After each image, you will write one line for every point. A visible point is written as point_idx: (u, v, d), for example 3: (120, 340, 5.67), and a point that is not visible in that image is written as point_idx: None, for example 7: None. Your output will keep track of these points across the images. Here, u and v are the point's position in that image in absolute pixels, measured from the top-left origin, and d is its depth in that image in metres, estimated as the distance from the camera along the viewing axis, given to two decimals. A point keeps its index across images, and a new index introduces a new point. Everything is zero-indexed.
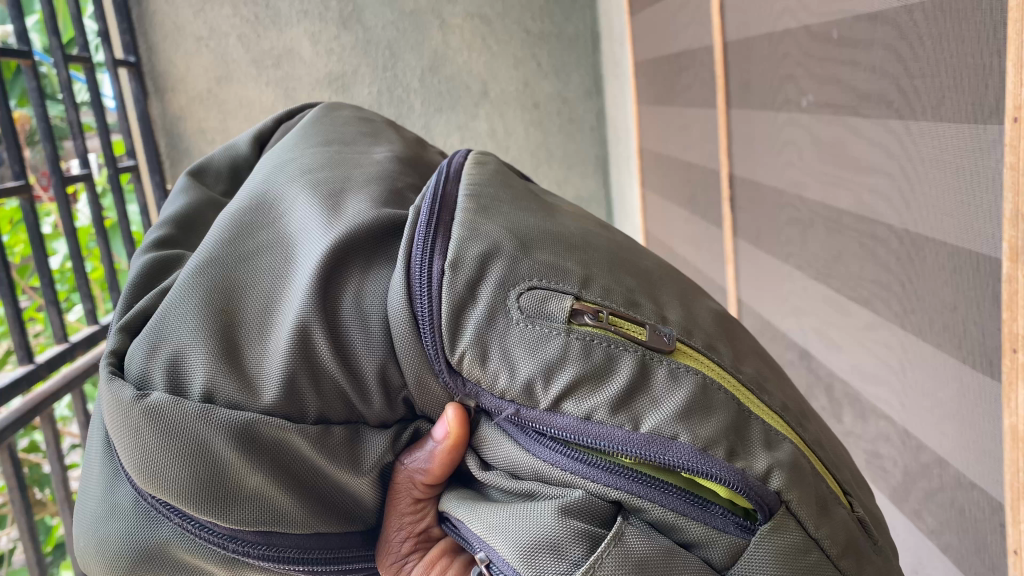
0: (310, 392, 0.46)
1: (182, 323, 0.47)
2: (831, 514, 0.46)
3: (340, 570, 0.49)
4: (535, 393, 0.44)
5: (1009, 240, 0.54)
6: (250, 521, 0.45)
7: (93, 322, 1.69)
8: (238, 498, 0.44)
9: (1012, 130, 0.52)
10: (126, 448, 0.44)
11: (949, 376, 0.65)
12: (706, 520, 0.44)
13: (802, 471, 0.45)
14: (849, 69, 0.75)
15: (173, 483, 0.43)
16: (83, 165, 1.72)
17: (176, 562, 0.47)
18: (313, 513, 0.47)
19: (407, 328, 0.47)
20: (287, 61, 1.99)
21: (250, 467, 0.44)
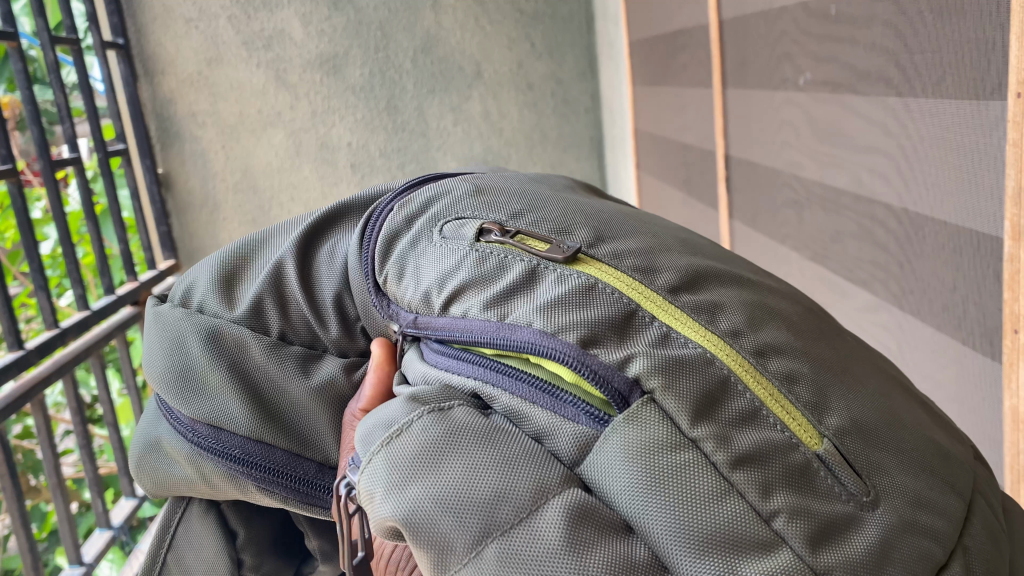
0: (273, 312, 0.56)
1: (203, 262, 0.61)
2: (737, 431, 0.39)
3: (285, 486, 0.53)
4: (431, 301, 0.48)
5: (1010, 219, 0.53)
6: (203, 412, 0.54)
7: (84, 307, 1.67)
8: (197, 386, 0.55)
9: (1016, 106, 0.51)
10: (145, 345, 0.59)
11: (949, 358, 0.64)
12: (556, 409, 0.42)
13: (690, 369, 0.41)
14: (847, 47, 0.74)
15: (158, 367, 0.56)
16: (73, 148, 1.70)
17: (168, 457, 0.58)
18: (255, 415, 0.53)
19: (354, 259, 0.55)
20: (278, 42, 1.97)
21: (207, 358, 0.55)
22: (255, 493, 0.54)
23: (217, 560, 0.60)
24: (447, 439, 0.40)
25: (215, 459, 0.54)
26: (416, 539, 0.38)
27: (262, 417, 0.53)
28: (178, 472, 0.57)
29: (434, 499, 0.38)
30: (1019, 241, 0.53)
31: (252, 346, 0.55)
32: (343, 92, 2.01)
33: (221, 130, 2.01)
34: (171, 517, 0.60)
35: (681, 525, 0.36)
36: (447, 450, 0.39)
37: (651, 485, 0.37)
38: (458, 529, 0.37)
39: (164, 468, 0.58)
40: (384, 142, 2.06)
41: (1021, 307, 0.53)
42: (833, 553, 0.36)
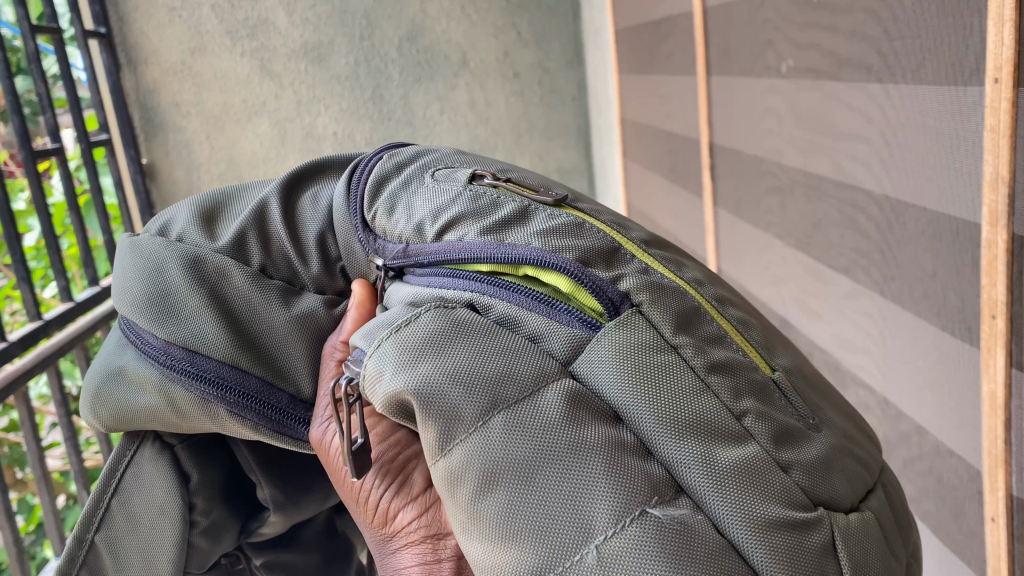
0: (255, 248, 0.58)
1: (182, 203, 0.62)
2: (714, 349, 0.45)
3: (256, 410, 0.54)
4: (424, 230, 0.52)
5: (988, 204, 0.54)
6: (177, 334, 0.55)
7: (68, 299, 1.66)
8: (174, 311, 0.55)
9: (993, 91, 0.51)
10: (117, 274, 0.59)
11: (928, 343, 0.64)
12: (552, 315, 0.46)
13: (667, 291, 0.46)
14: (829, 34, 0.73)
15: (133, 293, 0.57)
16: (55, 139, 1.68)
17: (131, 385, 0.57)
18: (233, 339, 0.54)
19: (340, 198, 0.58)
20: (262, 31, 1.95)
21: (187, 283, 0.55)
22: (224, 418, 0.55)
23: (167, 503, 0.60)
24: (452, 330, 0.44)
25: (187, 383, 0.54)
26: (422, 407, 0.41)
27: (240, 343, 0.55)
28: (143, 399, 0.57)
29: (445, 373, 0.42)
30: (997, 226, 0.53)
31: (232, 274, 0.56)
32: (328, 81, 2.00)
33: (206, 120, 2.00)
34: (118, 463, 0.60)
35: (667, 402, 0.41)
36: (453, 340, 0.44)
37: (644, 369, 0.41)
38: (467, 400, 0.41)
39: (128, 396, 0.57)
40: (370, 132, 2.05)
41: (999, 292, 0.53)
42: (791, 453, 0.41)
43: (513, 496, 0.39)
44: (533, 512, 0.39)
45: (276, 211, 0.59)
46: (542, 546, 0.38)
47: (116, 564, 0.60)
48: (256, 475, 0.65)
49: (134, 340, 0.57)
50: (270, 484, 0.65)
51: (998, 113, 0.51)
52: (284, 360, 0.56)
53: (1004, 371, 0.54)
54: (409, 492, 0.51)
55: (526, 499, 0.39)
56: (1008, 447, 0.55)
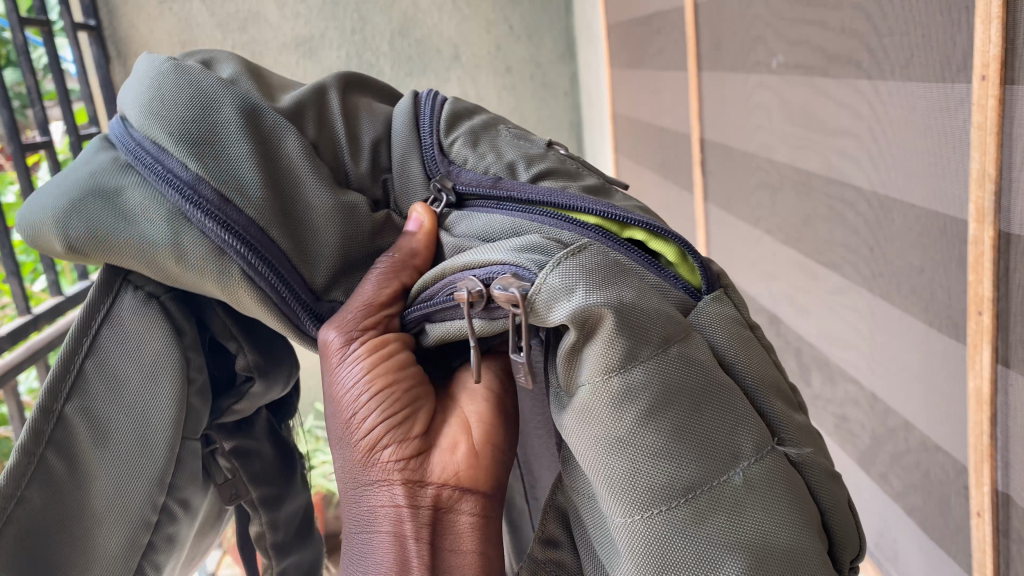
0: (310, 124, 0.54)
1: (222, 51, 0.56)
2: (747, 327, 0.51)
3: (274, 280, 0.48)
4: (517, 172, 0.54)
5: (975, 201, 0.54)
6: (215, 173, 0.48)
7: (57, 293, 1.65)
8: (216, 149, 0.48)
9: (980, 88, 0.51)
10: (142, 88, 0.50)
11: (916, 339, 0.65)
12: (661, 276, 0.48)
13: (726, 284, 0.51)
14: (818, 30, 0.74)
15: (169, 112, 0.48)
16: (45, 132, 1.67)
17: (123, 213, 0.48)
18: (272, 204, 0.49)
19: (407, 117, 0.57)
20: (252, 24, 1.94)
21: (241, 129, 0.49)
22: (234, 280, 0.48)
23: (160, 359, 0.51)
24: (616, 266, 0.43)
25: (210, 226, 0.47)
26: (620, 336, 0.40)
27: (276, 208, 0.49)
28: (147, 233, 0.48)
29: (636, 305, 0.41)
30: (983, 223, 0.53)
31: (292, 143, 0.51)
32: (319, 74, 1.99)
33: None
34: (96, 313, 0.50)
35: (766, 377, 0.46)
36: (621, 275, 0.43)
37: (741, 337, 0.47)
38: (649, 333, 0.41)
39: (121, 219, 0.48)
40: None
41: (985, 288, 0.54)
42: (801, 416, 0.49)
43: (674, 421, 0.41)
44: (697, 435, 0.41)
45: (336, 101, 0.56)
46: (698, 463, 0.41)
47: (96, 436, 0.49)
48: (238, 343, 0.57)
49: (138, 162, 0.48)
50: (253, 351, 0.58)
51: (985, 110, 0.51)
52: (312, 234, 0.51)
53: (990, 366, 0.54)
54: (408, 436, 0.50)
55: (681, 426, 0.41)
56: (994, 441, 0.56)
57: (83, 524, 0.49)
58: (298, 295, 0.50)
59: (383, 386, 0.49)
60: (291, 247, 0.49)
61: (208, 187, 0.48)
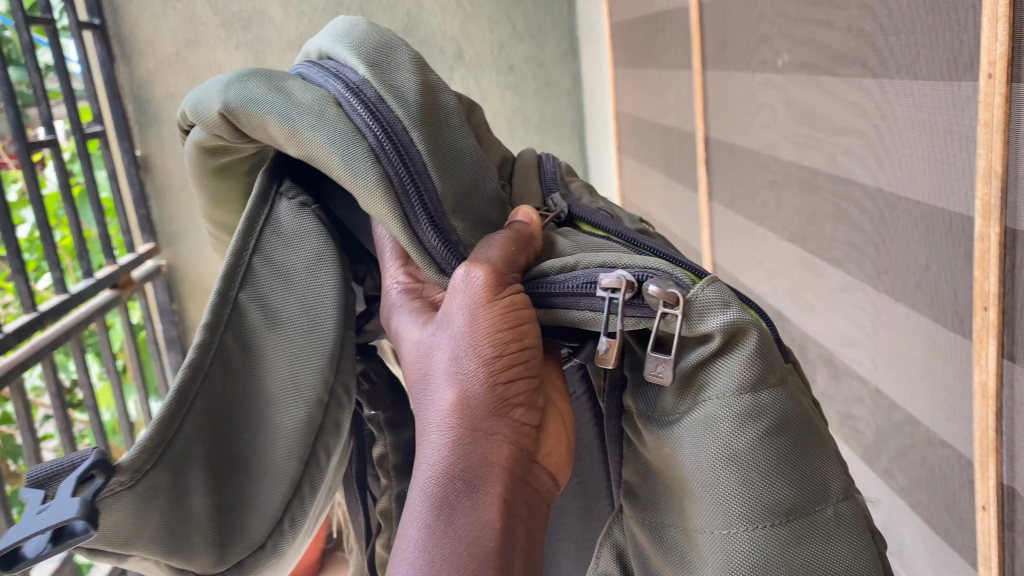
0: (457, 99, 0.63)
1: None
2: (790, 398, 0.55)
3: (407, 164, 0.52)
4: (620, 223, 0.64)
5: (981, 197, 0.54)
6: (374, 78, 0.54)
7: (62, 291, 1.66)
8: (387, 63, 0.56)
9: (987, 87, 0.52)
10: (336, 29, 0.60)
11: (921, 335, 0.65)
12: None
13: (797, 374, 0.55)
14: (824, 29, 0.74)
15: (355, 39, 0.57)
16: (49, 131, 1.68)
17: (291, 99, 0.55)
18: (424, 110, 0.54)
19: (533, 167, 0.68)
20: (256, 23, 1.90)
21: (412, 59, 0.57)
22: (366, 160, 0.52)
23: (319, 255, 0.59)
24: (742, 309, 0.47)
25: (360, 117, 0.53)
26: (756, 356, 0.45)
27: (425, 114, 0.54)
28: (300, 108, 0.54)
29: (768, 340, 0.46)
30: (989, 219, 0.54)
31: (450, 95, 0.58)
32: None
33: None
34: (258, 215, 0.59)
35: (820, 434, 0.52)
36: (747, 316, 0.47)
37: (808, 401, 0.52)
38: (774, 367, 0.46)
39: (285, 101, 0.54)
40: None
41: (991, 284, 0.54)
42: None
43: (784, 447, 0.46)
44: (800, 463, 0.46)
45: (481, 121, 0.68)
46: (799, 489, 0.46)
47: (268, 318, 0.58)
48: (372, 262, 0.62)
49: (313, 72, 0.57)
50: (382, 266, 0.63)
51: (992, 108, 0.52)
52: (450, 154, 0.55)
53: (996, 361, 0.55)
54: (534, 404, 0.50)
55: (792, 448, 0.46)
56: (999, 435, 0.56)
57: (261, 404, 0.57)
58: (423, 195, 0.52)
59: (525, 343, 0.49)
60: (429, 154, 0.53)
61: (367, 90, 0.54)
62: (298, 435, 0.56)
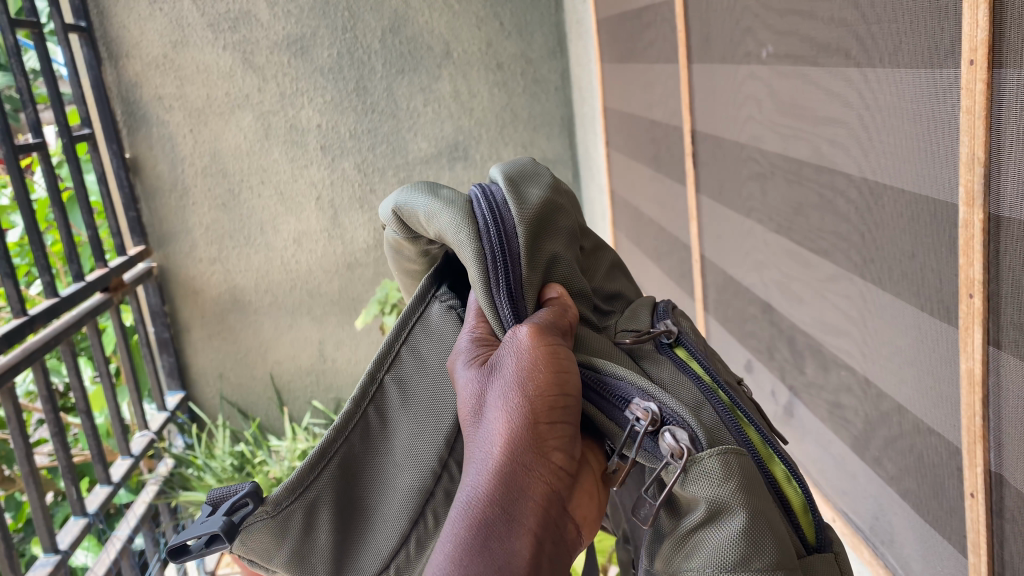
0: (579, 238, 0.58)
1: None
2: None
3: (507, 253, 0.47)
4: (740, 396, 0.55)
5: (965, 184, 0.54)
6: (509, 182, 0.51)
7: (53, 294, 1.65)
8: (526, 177, 0.53)
9: (968, 73, 0.52)
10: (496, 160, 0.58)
11: (908, 323, 0.65)
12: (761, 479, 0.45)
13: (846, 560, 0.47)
14: (808, 20, 0.74)
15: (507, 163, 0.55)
16: (37, 134, 1.67)
17: (433, 188, 0.52)
18: (541, 216, 0.50)
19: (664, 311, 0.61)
20: (244, 23, 1.94)
21: (551, 182, 0.53)
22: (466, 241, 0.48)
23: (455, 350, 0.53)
24: (756, 480, 0.42)
25: (482, 198, 0.49)
26: (742, 534, 0.40)
27: (541, 223, 0.50)
28: (436, 196, 0.51)
29: (764, 516, 0.41)
30: (973, 206, 0.53)
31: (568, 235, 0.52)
32: (311, 73, 1.99)
33: (189, 113, 2.00)
34: (410, 316, 0.53)
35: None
36: (760, 485, 0.42)
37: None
38: (766, 547, 0.40)
39: (426, 190, 0.52)
40: (354, 123, 2.04)
41: (976, 271, 0.54)
42: None
43: None
44: None
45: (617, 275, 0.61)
46: None
47: (403, 399, 0.51)
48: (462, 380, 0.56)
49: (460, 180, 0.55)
50: None
51: (974, 95, 0.52)
52: (548, 255, 0.50)
53: (981, 348, 0.55)
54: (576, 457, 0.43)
55: None
56: (986, 422, 0.56)
57: (370, 477, 0.50)
58: (510, 276, 0.47)
59: (568, 390, 0.43)
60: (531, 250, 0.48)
61: (500, 191, 0.51)
62: (412, 500, 0.50)
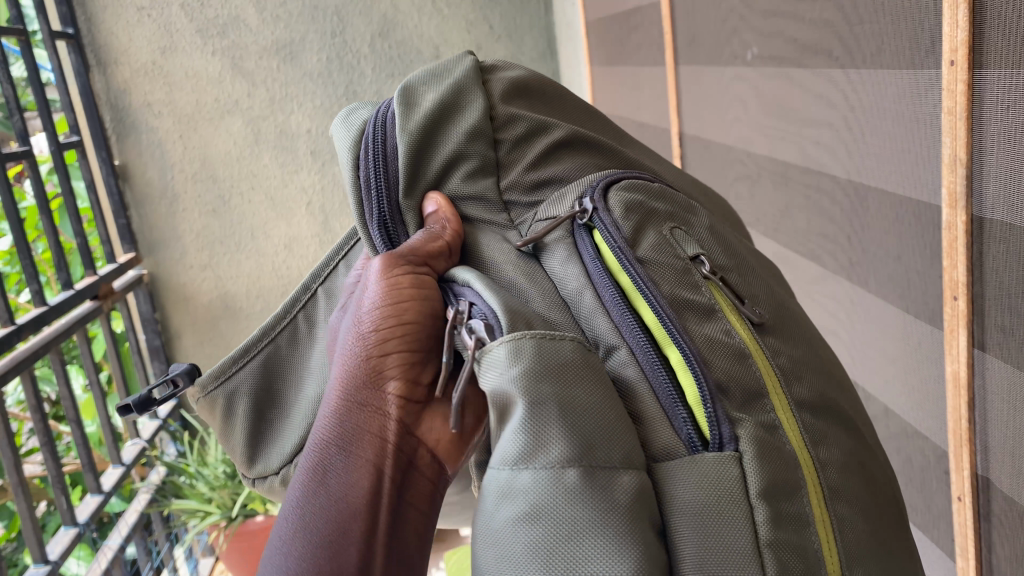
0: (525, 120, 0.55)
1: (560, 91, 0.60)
2: (782, 505, 0.41)
3: (375, 175, 0.51)
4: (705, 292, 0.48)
5: (948, 185, 0.54)
6: (403, 97, 0.53)
7: (41, 303, 1.64)
8: (421, 88, 0.54)
9: (949, 74, 0.52)
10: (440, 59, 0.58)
11: (893, 325, 0.65)
12: (645, 370, 0.44)
13: (778, 473, 0.41)
14: (791, 21, 0.74)
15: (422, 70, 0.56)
16: (25, 142, 1.66)
17: (352, 113, 0.57)
18: (421, 127, 0.52)
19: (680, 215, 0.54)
20: (232, 29, 1.94)
21: (449, 85, 0.54)
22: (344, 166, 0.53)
23: None
24: (565, 369, 0.40)
25: (373, 125, 0.53)
26: (523, 422, 0.39)
27: (423, 132, 0.52)
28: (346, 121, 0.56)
29: (558, 409, 0.39)
30: (956, 208, 0.53)
31: (474, 143, 0.53)
32: (300, 78, 1.98)
33: (178, 120, 1.99)
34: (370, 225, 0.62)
35: (721, 546, 0.39)
36: (569, 376, 0.40)
37: (711, 506, 0.39)
38: (559, 442, 0.39)
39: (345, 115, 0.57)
40: None
41: (960, 273, 0.54)
42: None
43: (549, 533, 0.38)
44: (564, 556, 0.38)
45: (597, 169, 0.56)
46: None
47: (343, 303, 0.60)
48: None
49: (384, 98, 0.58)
50: None
51: (955, 96, 0.51)
52: (439, 167, 0.53)
53: (966, 351, 0.55)
54: (418, 380, 0.48)
55: (561, 547, 0.38)
56: (972, 426, 0.56)
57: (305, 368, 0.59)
58: (381, 197, 0.52)
59: (405, 318, 0.48)
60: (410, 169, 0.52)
61: (394, 108, 0.53)
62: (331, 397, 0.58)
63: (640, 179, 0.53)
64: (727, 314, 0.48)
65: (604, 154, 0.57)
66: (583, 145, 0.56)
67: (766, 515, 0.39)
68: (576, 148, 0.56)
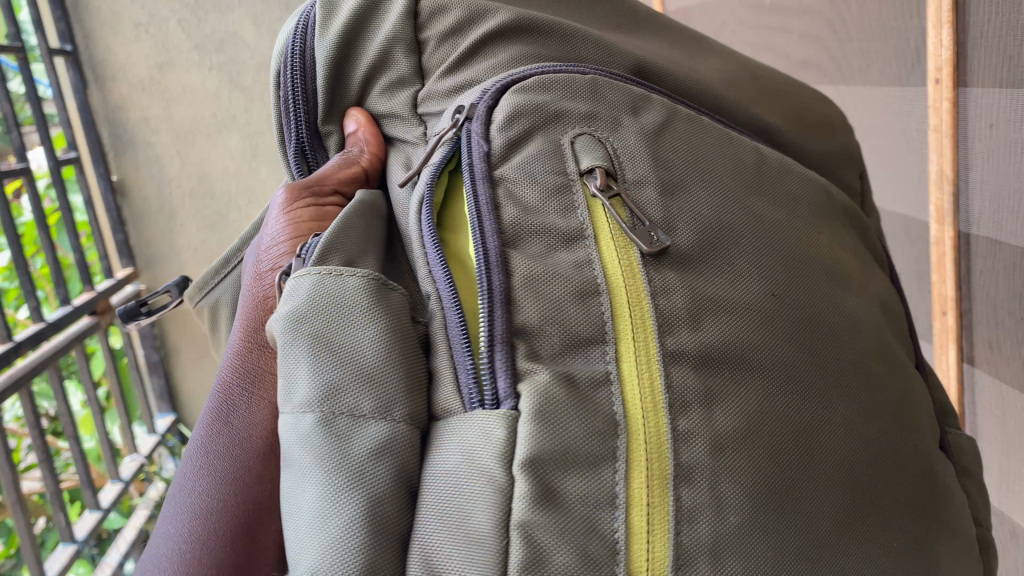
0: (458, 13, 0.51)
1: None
2: (561, 477, 0.35)
3: (285, 101, 0.54)
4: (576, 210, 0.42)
5: (935, 202, 0.56)
6: (325, 1, 0.54)
7: (40, 319, 1.64)
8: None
9: (935, 92, 0.54)
10: None
11: None
12: (443, 318, 0.41)
13: (567, 430, 0.36)
14: (783, 37, 0.75)
15: None
16: (22, 159, 1.66)
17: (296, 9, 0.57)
18: (336, 41, 0.52)
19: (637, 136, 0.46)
20: (230, 45, 1.93)
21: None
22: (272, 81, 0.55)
23: None
24: (327, 298, 0.41)
25: (294, 30, 0.55)
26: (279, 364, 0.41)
27: (336, 44, 0.52)
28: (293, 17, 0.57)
29: (313, 341, 0.40)
30: (944, 224, 0.56)
31: (396, 53, 0.52)
32: None
33: (176, 135, 1.99)
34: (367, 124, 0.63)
35: (463, 515, 0.35)
36: (329, 307, 0.41)
37: (460, 472, 0.36)
38: (309, 377, 0.40)
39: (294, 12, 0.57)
40: None
41: (949, 289, 0.57)
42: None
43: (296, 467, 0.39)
44: (299, 493, 0.39)
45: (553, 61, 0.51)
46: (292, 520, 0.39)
47: None
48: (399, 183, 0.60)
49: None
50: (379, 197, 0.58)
51: (942, 114, 0.54)
52: (354, 84, 0.54)
53: (956, 365, 0.59)
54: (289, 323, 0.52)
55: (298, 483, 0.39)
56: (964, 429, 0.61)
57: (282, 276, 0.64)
58: (303, 119, 0.55)
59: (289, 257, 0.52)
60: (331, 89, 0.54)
61: (315, 13, 0.54)
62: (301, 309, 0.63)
63: (568, 72, 0.47)
64: (603, 245, 0.41)
65: (551, 37, 0.52)
66: (528, 30, 0.52)
67: (529, 489, 0.35)
68: (512, 36, 0.52)
